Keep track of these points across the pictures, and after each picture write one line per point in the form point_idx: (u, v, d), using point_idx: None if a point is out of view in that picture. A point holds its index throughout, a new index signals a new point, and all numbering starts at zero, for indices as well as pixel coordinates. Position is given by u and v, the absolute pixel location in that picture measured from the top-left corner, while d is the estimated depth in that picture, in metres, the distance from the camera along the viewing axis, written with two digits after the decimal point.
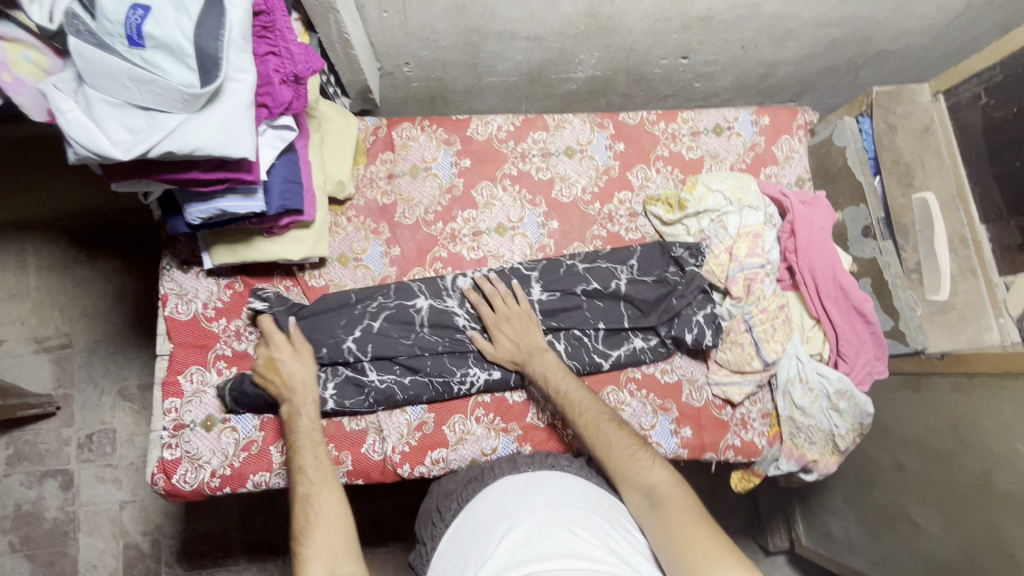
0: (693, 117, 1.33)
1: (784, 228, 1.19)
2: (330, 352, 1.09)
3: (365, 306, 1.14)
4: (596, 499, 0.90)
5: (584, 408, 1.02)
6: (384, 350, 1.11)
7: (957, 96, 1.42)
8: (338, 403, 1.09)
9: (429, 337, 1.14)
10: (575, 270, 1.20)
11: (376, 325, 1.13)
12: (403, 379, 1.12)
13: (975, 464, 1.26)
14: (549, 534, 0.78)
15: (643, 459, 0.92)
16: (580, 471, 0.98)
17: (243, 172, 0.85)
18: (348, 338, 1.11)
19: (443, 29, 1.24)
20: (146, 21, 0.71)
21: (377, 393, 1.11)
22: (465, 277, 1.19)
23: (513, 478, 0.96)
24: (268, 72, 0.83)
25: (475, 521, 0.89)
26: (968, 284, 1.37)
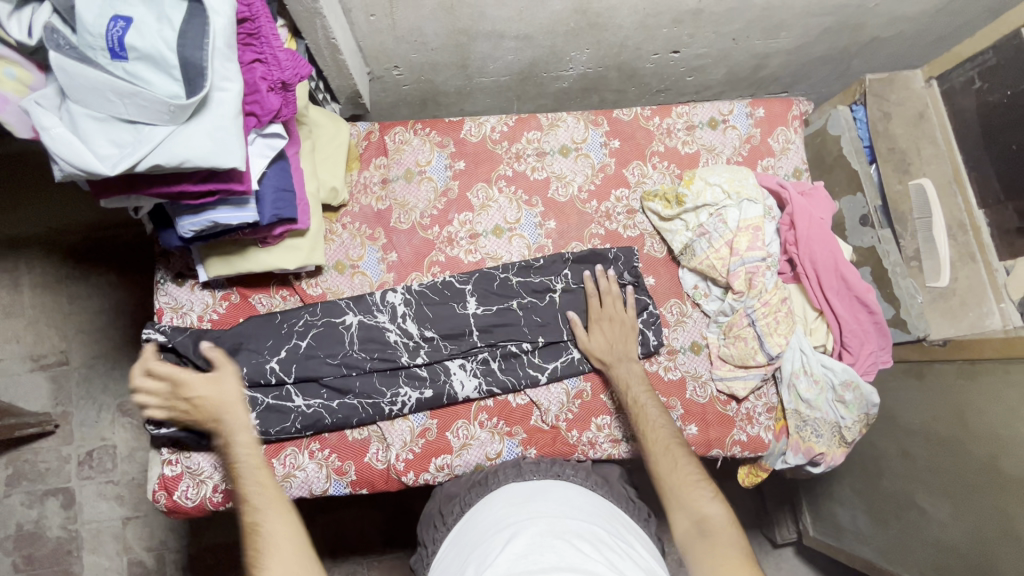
0: (687, 111, 1.32)
1: (783, 220, 1.19)
2: (251, 373, 1.08)
3: (290, 325, 1.12)
4: (598, 510, 0.90)
5: (659, 421, 1.03)
6: (305, 371, 1.10)
7: (951, 81, 1.41)
8: (263, 432, 1.08)
9: (357, 357, 1.12)
10: (508, 284, 1.19)
11: (302, 345, 1.11)
12: (331, 403, 1.10)
13: (982, 450, 1.25)
14: (549, 547, 0.74)
15: (704, 489, 0.91)
16: (584, 481, 0.99)
17: (234, 182, 0.83)
18: (273, 359, 1.10)
19: (431, 31, 1.23)
20: (128, 32, 0.70)
21: (304, 418, 1.09)
22: (393, 292, 1.17)
23: (516, 488, 0.95)
24: (254, 80, 0.82)
25: (477, 531, 0.87)
26: (969, 270, 1.36)
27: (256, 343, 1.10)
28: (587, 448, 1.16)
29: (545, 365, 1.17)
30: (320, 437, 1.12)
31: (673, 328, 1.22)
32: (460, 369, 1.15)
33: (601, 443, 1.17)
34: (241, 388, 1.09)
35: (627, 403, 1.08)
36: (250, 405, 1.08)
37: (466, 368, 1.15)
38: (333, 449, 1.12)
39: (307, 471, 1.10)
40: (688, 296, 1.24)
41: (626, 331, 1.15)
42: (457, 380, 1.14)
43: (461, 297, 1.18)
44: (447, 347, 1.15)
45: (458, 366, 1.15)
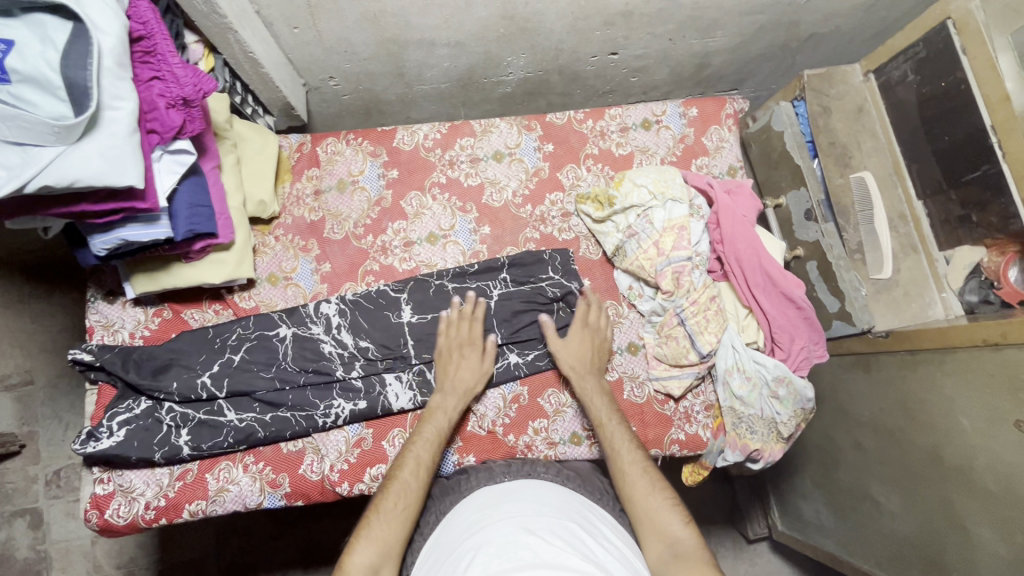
0: (621, 114, 1.33)
1: (710, 218, 1.20)
2: (182, 388, 1.08)
3: (224, 340, 1.12)
4: (569, 504, 0.91)
5: (628, 438, 1.03)
6: (238, 384, 1.09)
7: (886, 75, 1.42)
8: (194, 448, 1.07)
9: (290, 370, 1.12)
10: (444, 290, 1.19)
11: (235, 359, 1.11)
12: (264, 416, 1.10)
13: (924, 439, 1.26)
14: (525, 544, 0.75)
15: (672, 509, 0.92)
16: (555, 477, 1.00)
17: (135, 200, 0.83)
18: (204, 374, 1.09)
19: (360, 41, 1.24)
20: (8, 55, 0.70)
21: (236, 432, 1.08)
22: (328, 303, 1.17)
23: (490, 490, 0.95)
24: (152, 97, 0.82)
25: (450, 535, 0.87)
26: (910, 261, 1.37)
27: (189, 358, 1.10)
28: (525, 451, 1.16)
29: None
30: (254, 450, 1.11)
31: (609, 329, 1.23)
32: (395, 381, 1.14)
33: (539, 445, 1.16)
34: (173, 403, 1.09)
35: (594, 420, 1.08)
36: (181, 420, 1.08)
37: (401, 381, 1.15)
38: (267, 461, 1.11)
39: (240, 485, 1.09)
40: (624, 297, 1.24)
41: (598, 349, 1.15)
42: (392, 392, 1.14)
43: (396, 305, 1.17)
44: (385, 359, 1.15)
45: (393, 378, 1.15)
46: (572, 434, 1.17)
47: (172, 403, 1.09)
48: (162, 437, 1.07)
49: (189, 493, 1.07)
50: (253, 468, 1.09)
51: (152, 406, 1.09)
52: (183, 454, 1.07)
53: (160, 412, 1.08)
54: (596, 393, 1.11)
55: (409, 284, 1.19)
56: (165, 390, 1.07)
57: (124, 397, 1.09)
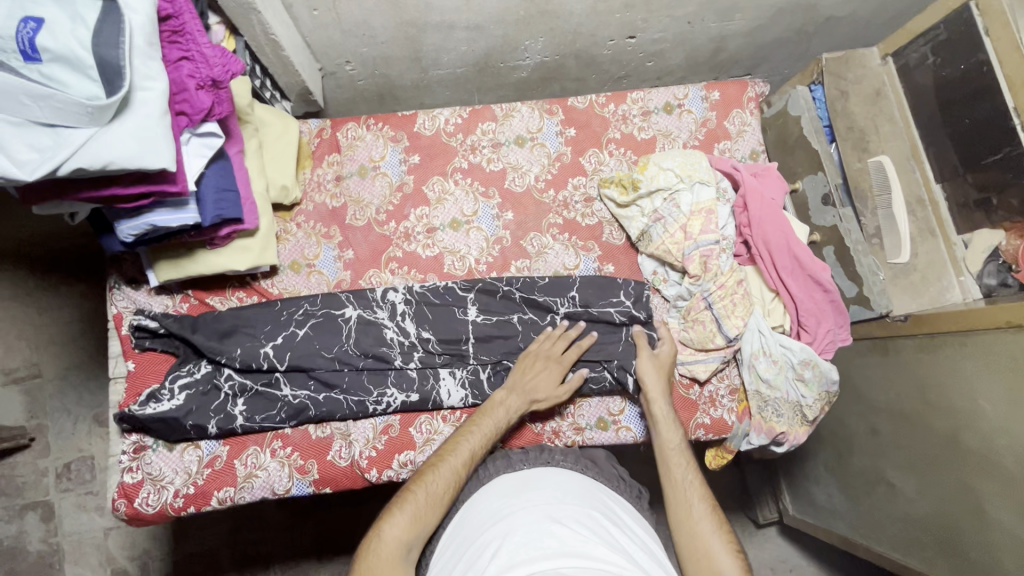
0: (642, 97, 1.31)
1: (737, 202, 1.19)
2: (245, 356, 1.07)
3: (290, 314, 1.12)
4: (590, 492, 0.91)
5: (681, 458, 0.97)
6: (301, 359, 1.09)
7: (905, 58, 1.41)
8: (248, 418, 1.08)
9: (351, 355, 1.12)
10: (511, 297, 1.17)
11: (300, 333, 1.11)
12: (317, 395, 1.10)
13: (944, 421, 1.26)
14: (550, 533, 0.76)
15: (717, 535, 0.85)
16: (575, 465, 0.99)
17: (167, 183, 0.82)
18: (268, 345, 1.09)
19: (379, 24, 1.22)
20: (38, 34, 0.68)
21: (289, 408, 1.09)
22: (394, 291, 1.16)
23: (511, 476, 0.95)
24: (181, 78, 0.80)
25: (472, 521, 0.86)
26: (928, 245, 1.37)
27: (254, 327, 1.10)
28: (551, 437, 1.16)
29: None
30: (281, 435, 1.11)
31: None
32: (449, 376, 1.14)
33: (565, 432, 1.16)
34: (231, 372, 1.09)
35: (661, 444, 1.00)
36: (239, 390, 1.08)
37: (454, 377, 1.14)
38: (295, 448, 1.10)
39: (269, 471, 1.08)
40: (647, 283, 1.24)
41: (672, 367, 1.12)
42: (445, 387, 1.13)
43: (462, 303, 1.16)
44: (444, 350, 1.14)
45: (447, 373, 1.14)
46: (598, 419, 1.17)
47: (232, 371, 1.09)
48: (219, 404, 1.07)
49: (218, 480, 1.07)
50: (281, 453, 1.09)
51: (211, 372, 1.09)
52: (236, 424, 1.07)
53: (219, 379, 1.08)
54: (665, 420, 1.04)
55: (477, 285, 1.18)
56: (228, 354, 1.07)
57: (186, 362, 1.09)
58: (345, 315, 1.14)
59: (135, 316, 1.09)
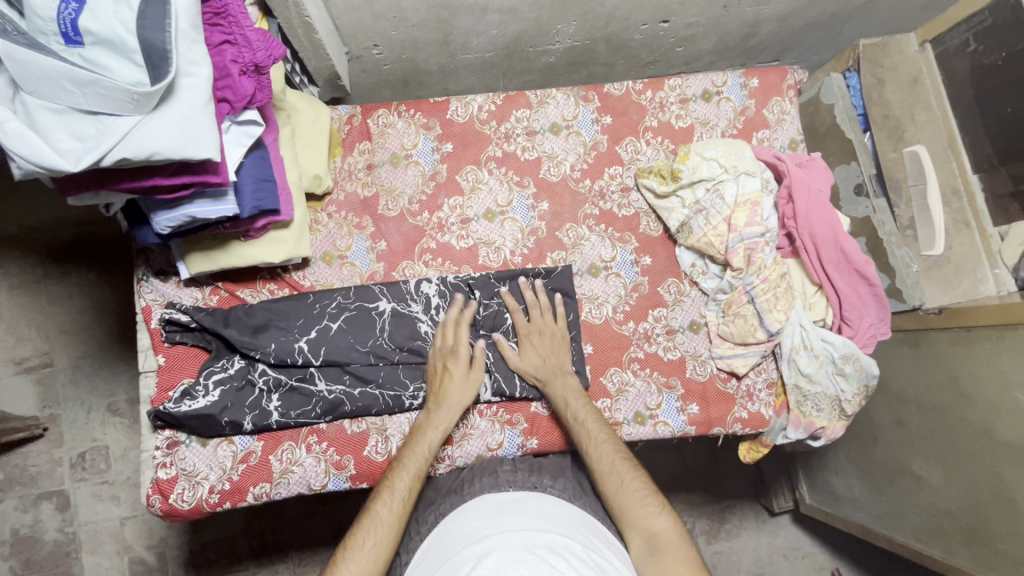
0: (680, 84, 1.28)
1: (780, 193, 1.17)
2: (279, 351, 1.05)
3: (323, 306, 1.10)
4: (574, 526, 0.84)
5: (599, 437, 1.00)
6: (335, 353, 1.08)
7: (945, 45, 1.36)
8: (283, 414, 1.06)
9: (387, 349, 1.10)
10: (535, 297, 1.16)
11: (334, 327, 1.09)
12: (353, 390, 1.08)
13: (975, 415, 1.23)
14: (525, 563, 0.69)
15: (656, 513, 0.88)
16: (563, 493, 0.93)
17: (209, 174, 0.78)
18: (302, 339, 1.07)
19: (411, 7, 1.17)
20: (81, 15, 0.64)
21: (324, 403, 1.07)
22: (429, 282, 1.14)
23: (493, 497, 0.89)
24: (225, 63, 0.77)
25: (449, 540, 0.81)
26: (962, 237, 1.31)
27: (287, 321, 1.08)
28: None
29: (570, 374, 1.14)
30: (317, 429, 1.09)
31: (671, 307, 1.20)
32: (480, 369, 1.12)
33: None
34: (266, 366, 1.07)
35: (569, 421, 1.04)
36: (274, 385, 1.06)
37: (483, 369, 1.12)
38: (330, 442, 1.08)
39: (305, 466, 1.07)
40: (685, 275, 1.22)
41: (563, 341, 1.12)
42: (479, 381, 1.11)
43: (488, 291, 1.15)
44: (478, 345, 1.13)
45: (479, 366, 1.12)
46: (637, 413, 1.15)
47: (266, 365, 1.07)
48: (254, 400, 1.05)
49: (254, 477, 1.05)
50: (318, 448, 1.07)
51: (245, 366, 1.07)
52: (271, 421, 1.05)
53: (253, 374, 1.06)
54: (567, 398, 1.07)
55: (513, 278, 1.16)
56: (263, 349, 1.05)
57: (219, 356, 1.07)
58: (377, 307, 1.11)
59: (165, 309, 1.06)
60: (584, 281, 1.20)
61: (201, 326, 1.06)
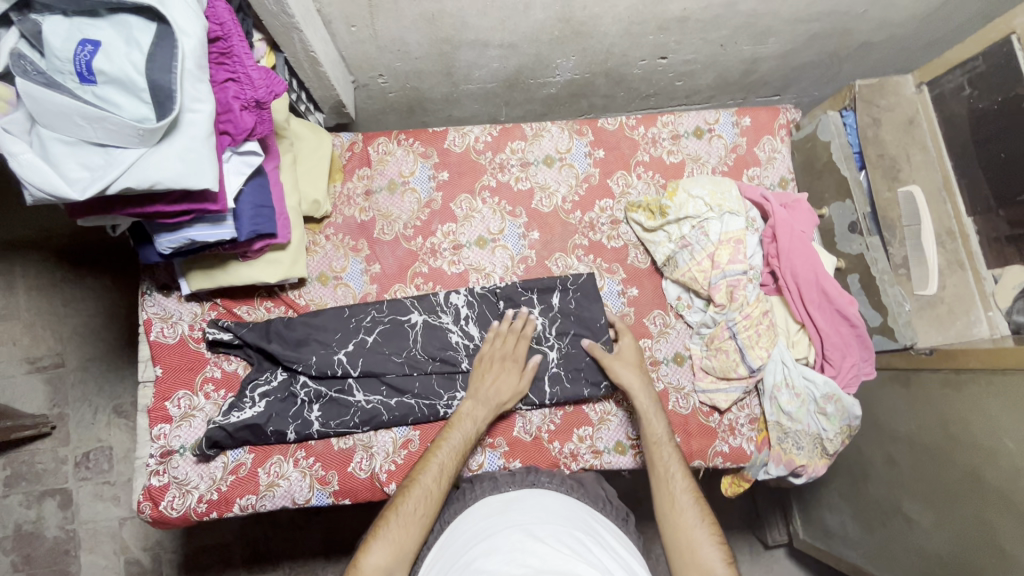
0: (673, 121, 1.31)
1: (765, 232, 1.20)
2: (320, 363, 1.11)
3: (359, 320, 1.15)
4: (574, 513, 0.90)
5: (675, 465, 0.99)
6: (373, 365, 1.13)
7: (941, 88, 1.34)
8: (324, 424, 1.11)
9: (421, 359, 1.15)
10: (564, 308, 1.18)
11: (369, 340, 1.14)
12: (389, 400, 1.13)
13: (964, 458, 1.20)
14: (532, 550, 0.75)
15: (703, 530, 0.90)
16: (560, 487, 0.99)
17: (208, 203, 0.83)
18: (341, 352, 1.12)
19: (414, 41, 1.22)
20: (95, 57, 0.69)
21: (363, 413, 1.11)
22: (458, 294, 1.19)
23: (495, 497, 0.94)
24: (227, 99, 0.82)
25: (453, 545, 0.85)
26: (957, 277, 1.32)
27: (325, 334, 1.13)
28: (568, 460, 1.15)
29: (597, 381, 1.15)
30: (305, 445, 1.12)
31: (656, 339, 1.22)
32: None
33: (583, 454, 1.16)
34: (307, 379, 1.12)
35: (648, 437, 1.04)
36: (315, 396, 1.12)
37: None
38: (317, 457, 1.12)
39: (290, 480, 1.10)
40: (671, 308, 1.24)
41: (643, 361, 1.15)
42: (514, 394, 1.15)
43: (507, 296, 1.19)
44: None
45: None
46: (616, 443, 1.17)
47: (306, 378, 1.13)
48: (296, 410, 1.11)
49: (241, 489, 1.08)
50: (304, 462, 1.11)
51: (287, 378, 1.13)
52: (314, 429, 1.10)
53: (296, 386, 1.12)
54: (649, 415, 1.07)
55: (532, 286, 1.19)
56: (305, 362, 1.10)
57: (262, 368, 1.13)
58: (400, 319, 1.16)
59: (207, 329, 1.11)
60: None
61: (240, 343, 1.12)
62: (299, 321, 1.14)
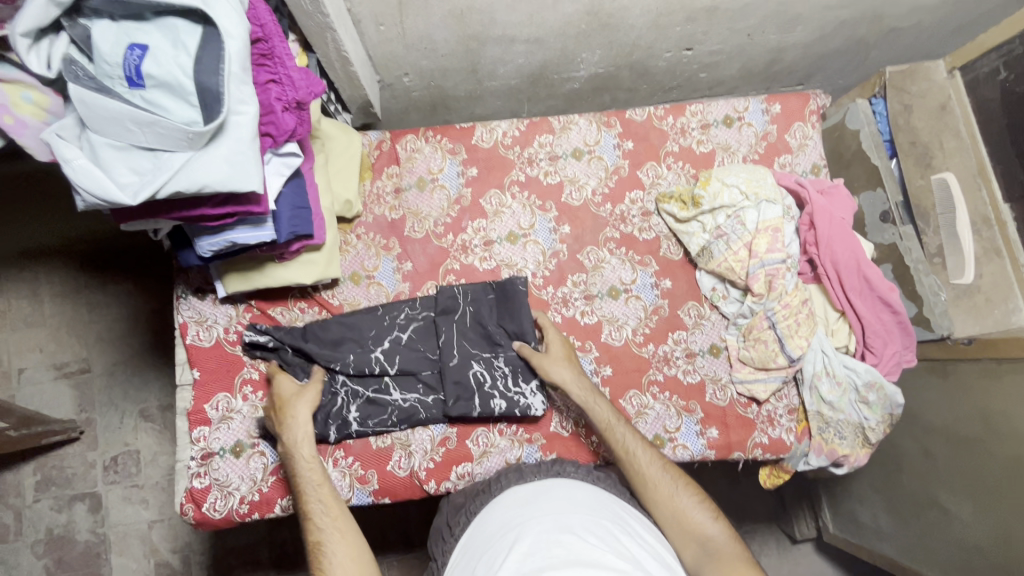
0: (701, 110, 1.30)
1: (802, 220, 1.18)
2: (357, 362, 1.10)
3: (393, 317, 1.15)
4: (602, 503, 0.89)
5: (632, 440, 0.99)
6: (407, 363, 1.12)
7: (974, 71, 1.29)
8: (361, 423, 1.10)
9: (456, 362, 1.12)
10: (514, 296, 1.15)
11: (404, 337, 1.14)
12: (426, 398, 1.12)
13: (1007, 449, 1.17)
14: (561, 542, 0.75)
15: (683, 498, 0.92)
16: (587, 477, 0.96)
17: (252, 205, 0.83)
18: (377, 349, 1.12)
19: (441, 38, 1.21)
20: (145, 61, 0.69)
21: (400, 411, 1.11)
22: (484, 290, 1.17)
23: (519, 488, 0.94)
24: (269, 101, 0.81)
25: (482, 534, 0.85)
26: (992, 267, 1.23)
27: (360, 333, 1.13)
28: (608, 455, 1.15)
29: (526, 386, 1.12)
30: (344, 445, 1.12)
31: (691, 330, 1.21)
32: (500, 370, 1.13)
33: None
34: (345, 378, 1.12)
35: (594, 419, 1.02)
36: (353, 395, 1.11)
37: (506, 372, 1.13)
38: (356, 457, 1.11)
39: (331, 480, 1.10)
40: (706, 299, 1.23)
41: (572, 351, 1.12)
42: (500, 403, 1.10)
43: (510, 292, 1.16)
44: (499, 356, 1.14)
45: (500, 367, 1.14)
46: (655, 435, 1.15)
47: (345, 377, 1.12)
48: (335, 409, 1.09)
49: (282, 489, 1.09)
50: (344, 463, 1.10)
51: (326, 379, 1.12)
52: (355, 427, 1.09)
53: (333, 385, 1.11)
54: (587, 396, 1.05)
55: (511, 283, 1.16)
56: (342, 360, 1.10)
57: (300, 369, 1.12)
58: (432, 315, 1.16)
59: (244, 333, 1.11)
60: (604, 303, 1.21)
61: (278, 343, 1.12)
62: (334, 321, 1.14)
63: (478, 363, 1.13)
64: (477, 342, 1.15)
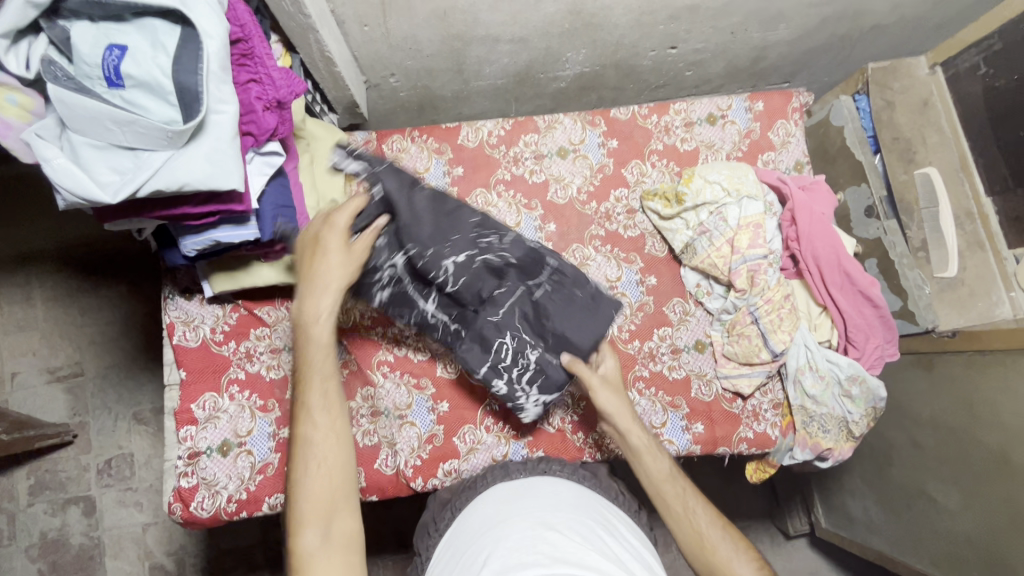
0: (685, 108, 1.31)
1: (784, 216, 1.19)
2: (426, 258, 0.96)
3: (467, 239, 0.98)
4: (586, 502, 0.89)
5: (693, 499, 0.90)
6: (466, 287, 0.99)
7: (955, 67, 1.31)
8: (381, 302, 1.05)
9: (500, 320, 1.01)
10: (578, 295, 1.03)
11: (465, 259, 0.97)
12: (450, 326, 1.06)
13: (991, 439, 1.18)
14: (544, 539, 0.75)
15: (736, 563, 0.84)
16: (571, 475, 0.97)
17: (234, 204, 0.84)
18: (450, 257, 0.96)
19: (426, 38, 1.22)
20: (123, 61, 0.70)
21: (420, 317, 1.06)
22: (552, 279, 1.03)
23: (505, 486, 0.94)
24: (250, 100, 0.82)
25: (466, 531, 0.85)
26: (976, 258, 1.25)
27: (427, 227, 0.96)
28: (593, 451, 1.16)
29: (541, 395, 1.05)
30: None
31: (676, 327, 1.22)
32: (532, 358, 1.02)
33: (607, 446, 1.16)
34: (398, 260, 0.99)
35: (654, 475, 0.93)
36: (393, 278, 1.01)
37: (533, 362, 1.02)
38: None
39: None
40: (690, 295, 1.24)
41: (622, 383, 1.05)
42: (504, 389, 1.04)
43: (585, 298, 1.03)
44: (551, 353, 1.02)
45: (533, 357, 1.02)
46: None
47: (400, 257, 0.99)
48: (373, 278, 1.01)
49: (269, 488, 1.09)
50: None
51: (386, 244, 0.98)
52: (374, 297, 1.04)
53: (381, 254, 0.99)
54: (647, 449, 0.95)
55: (608, 301, 1.03)
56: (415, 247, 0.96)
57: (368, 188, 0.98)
58: (514, 263, 1.00)
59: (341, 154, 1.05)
60: None
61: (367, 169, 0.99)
62: (426, 193, 0.97)
63: (523, 345, 1.02)
64: (530, 324, 1.02)
